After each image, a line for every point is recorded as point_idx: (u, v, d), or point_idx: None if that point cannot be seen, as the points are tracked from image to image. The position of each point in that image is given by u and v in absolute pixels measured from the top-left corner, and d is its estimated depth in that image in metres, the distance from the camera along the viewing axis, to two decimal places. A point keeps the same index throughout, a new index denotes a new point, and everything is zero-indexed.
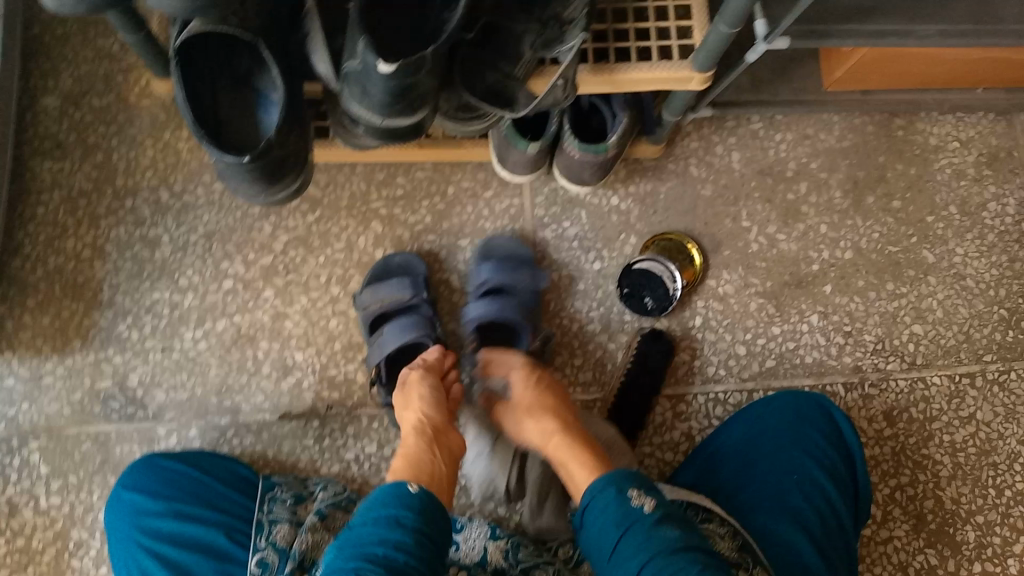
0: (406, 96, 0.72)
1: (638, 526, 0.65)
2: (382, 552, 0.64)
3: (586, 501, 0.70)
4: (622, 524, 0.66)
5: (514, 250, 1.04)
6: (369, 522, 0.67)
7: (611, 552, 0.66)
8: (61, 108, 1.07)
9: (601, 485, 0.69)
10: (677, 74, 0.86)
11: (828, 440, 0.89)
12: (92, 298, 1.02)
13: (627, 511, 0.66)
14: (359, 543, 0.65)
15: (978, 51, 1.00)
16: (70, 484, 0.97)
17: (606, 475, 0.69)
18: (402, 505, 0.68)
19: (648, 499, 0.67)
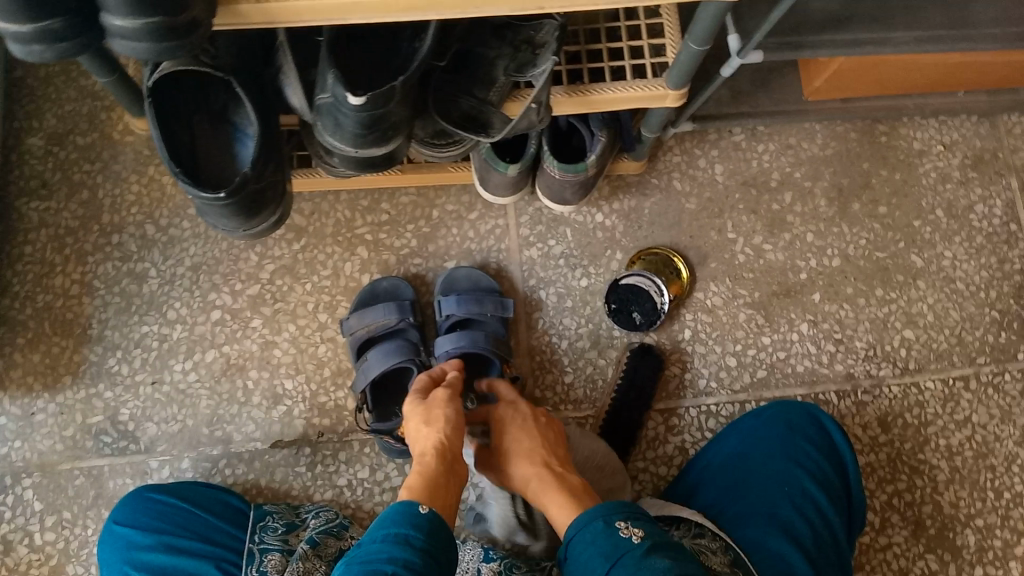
0: (378, 126, 0.73)
1: (626, 557, 0.62)
2: (390, 569, 0.62)
3: (572, 536, 0.67)
4: (610, 555, 0.63)
5: (477, 282, 1.04)
6: (377, 540, 0.65)
7: None
8: (46, 148, 1.08)
9: (590, 517, 0.66)
10: (653, 91, 0.87)
11: (820, 451, 0.89)
12: (82, 334, 1.03)
13: (616, 543, 0.64)
14: (367, 560, 0.63)
15: (957, 55, 1.01)
16: (64, 520, 0.97)
17: (595, 508, 0.67)
18: (409, 523, 0.66)
19: (637, 531, 0.64)
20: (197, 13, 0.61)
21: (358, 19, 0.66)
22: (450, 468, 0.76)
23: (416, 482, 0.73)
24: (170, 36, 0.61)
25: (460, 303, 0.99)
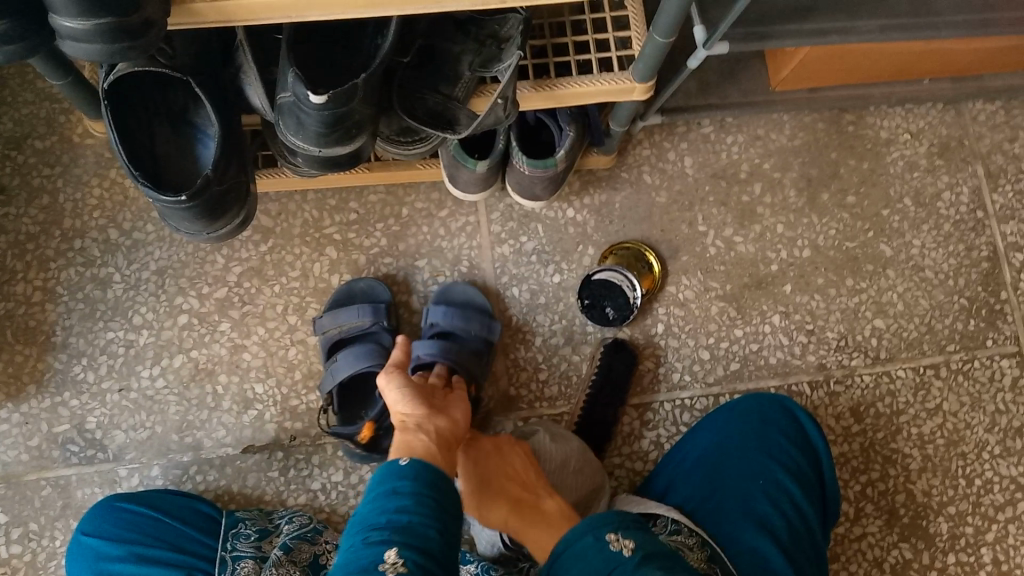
0: (341, 125, 0.72)
1: (619, 572, 0.59)
2: (386, 518, 0.62)
3: (561, 549, 0.64)
4: (604, 572, 0.60)
5: (471, 300, 1.03)
6: (369, 499, 0.65)
7: None
8: (3, 152, 1.05)
9: (580, 531, 0.64)
10: (620, 85, 0.87)
11: (792, 443, 0.89)
12: (45, 342, 1.01)
13: (608, 558, 0.61)
14: (364, 517, 0.63)
15: (922, 43, 1.01)
16: (31, 532, 0.96)
17: (585, 519, 0.64)
18: (398, 474, 0.66)
19: (628, 543, 0.62)
20: (150, 13, 0.60)
21: (317, 16, 0.65)
22: (433, 430, 0.75)
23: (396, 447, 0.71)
24: (122, 36, 0.59)
25: (445, 315, 0.99)
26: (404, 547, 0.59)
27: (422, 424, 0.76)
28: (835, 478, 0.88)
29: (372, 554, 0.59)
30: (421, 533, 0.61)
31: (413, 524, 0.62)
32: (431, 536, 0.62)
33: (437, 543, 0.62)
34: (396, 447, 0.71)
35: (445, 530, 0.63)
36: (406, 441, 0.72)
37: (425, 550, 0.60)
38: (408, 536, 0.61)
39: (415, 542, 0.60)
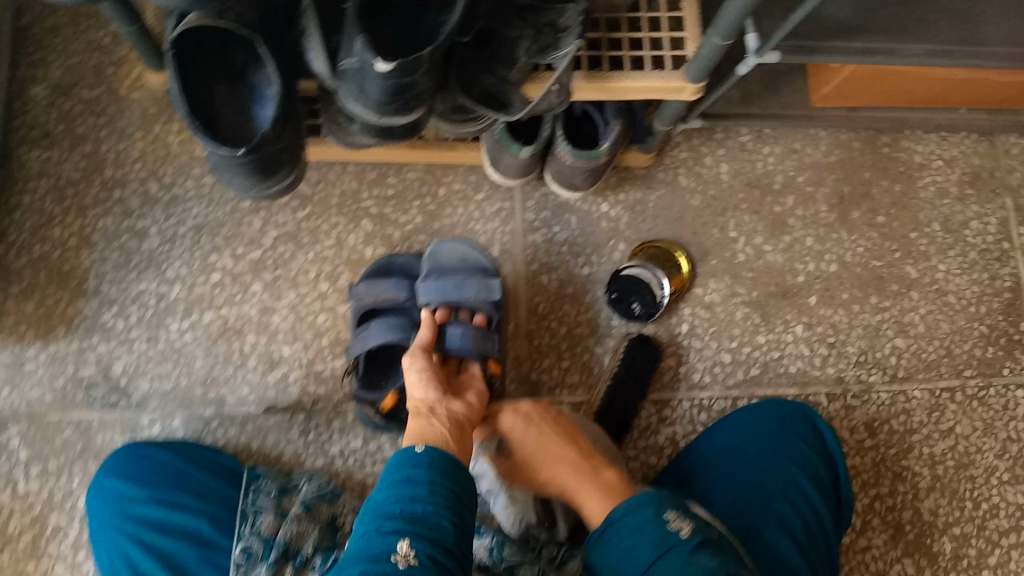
0: (403, 94, 0.73)
1: (676, 549, 0.64)
2: (400, 509, 0.66)
3: (619, 516, 0.69)
4: (661, 544, 0.65)
5: (462, 257, 1.02)
6: (384, 488, 0.68)
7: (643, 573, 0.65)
8: (51, 99, 1.07)
9: (639, 504, 0.69)
10: (672, 84, 0.88)
11: (811, 447, 0.90)
12: (78, 287, 1.02)
13: (666, 534, 0.65)
14: (378, 506, 0.67)
15: (963, 72, 1.03)
16: (50, 470, 0.97)
17: (647, 495, 0.69)
18: (411, 464, 0.69)
19: (686, 524, 0.66)
20: None
21: None
22: (444, 415, 0.80)
23: (413, 430, 0.76)
24: None
25: (439, 288, 0.97)
26: (415, 539, 0.63)
27: (439, 411, 0.81)
28: (851, 484, 0.89)
29: (385, 544, 0.63)
30: (433, 524, 0.65)
31: (426, 515, 0.65)
32: (445, 528, 0.65)
33: (451, 535, 0.65)
34: (414, 429, 0.77)
35: (460, 522, 0.66)
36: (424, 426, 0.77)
37: (438, 542, 0.64)
38: (421, 528, 0.64)
39: (427, 533, 0.64)
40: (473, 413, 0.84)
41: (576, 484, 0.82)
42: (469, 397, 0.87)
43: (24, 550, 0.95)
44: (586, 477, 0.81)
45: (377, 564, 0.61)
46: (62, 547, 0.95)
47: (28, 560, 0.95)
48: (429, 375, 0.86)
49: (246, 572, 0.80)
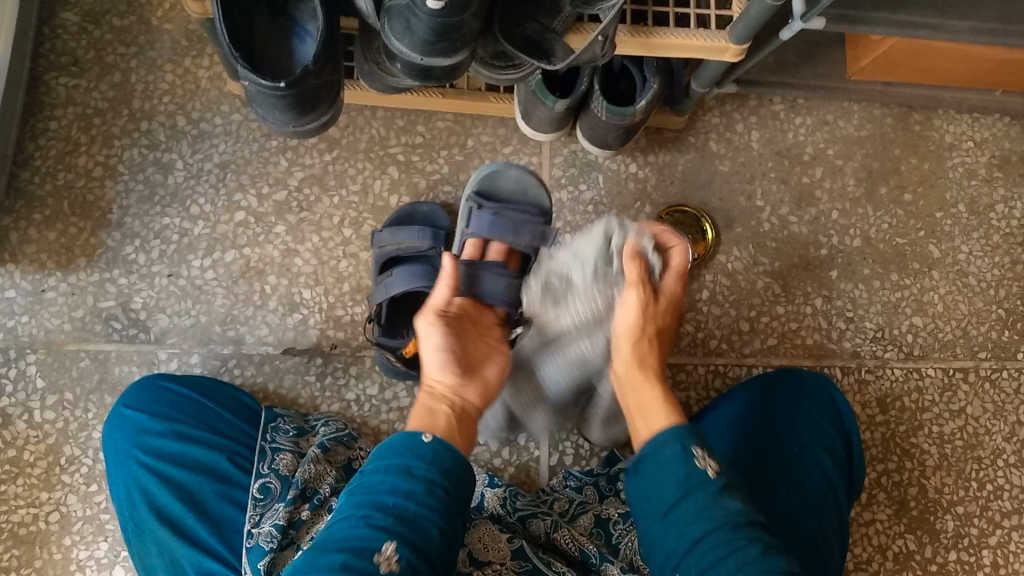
0: (450, 35, 0.73)
1: (702, 490, 0.63)
2: (391, 502, 0.58)
3: (646, 452, 0.67)
4: (685, 482, 0.63)
5: (524, 188, 0.96)
6: (379, 469, 0.61)
7: (667, 511, 0.64)
8: (81, 25, 1.06)
9: (668, 438, 0.66)
10: (716, 43, 0.87)
11: (828, 415, 0.90)
12: (100, 218, 1.02)
13: (691, 473, 0.64)
14: (369, 490, 0.60)
15: (1004, 51, 1.02)
16: (66, 401, 0.97)
17: (676, 428, 0.67)
18: (412, 451, 0.62)
19: (713, 463, 0.65)
20: None
21: None
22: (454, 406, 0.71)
23: (419, 417, 0.69)
24: None
25: (491, 225, 0.91)
26: (401, 544, 0.56)
27: (451, 395, 0.73)
28: (864, 455, 0.89)
29: (370, 539, 0.56)
30: (423, 530, 0.58)
31: (417, 517, 0.58)
32: (432, 535, 0.58)
33: (437, 543, 0.58)
34: (420, 417, 0.69)
35: (449, 531, 0.59)
36: (431, 415, 0.69)
37: (423, 552, 0.57)
38: (409, 530, 0.57)
39: (414, 539, 0.57)
40: (488, 397, 0.75)
41: (655, 396, 0.72)
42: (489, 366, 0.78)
43: (37, 478, 0.95)
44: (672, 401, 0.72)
45: (357, 560, 0.55)
46: (75, 478, 0.95)
47: (41, 489, 0.95)
48: (447, 341, 0.75)
49: (262, 508, 0.79)
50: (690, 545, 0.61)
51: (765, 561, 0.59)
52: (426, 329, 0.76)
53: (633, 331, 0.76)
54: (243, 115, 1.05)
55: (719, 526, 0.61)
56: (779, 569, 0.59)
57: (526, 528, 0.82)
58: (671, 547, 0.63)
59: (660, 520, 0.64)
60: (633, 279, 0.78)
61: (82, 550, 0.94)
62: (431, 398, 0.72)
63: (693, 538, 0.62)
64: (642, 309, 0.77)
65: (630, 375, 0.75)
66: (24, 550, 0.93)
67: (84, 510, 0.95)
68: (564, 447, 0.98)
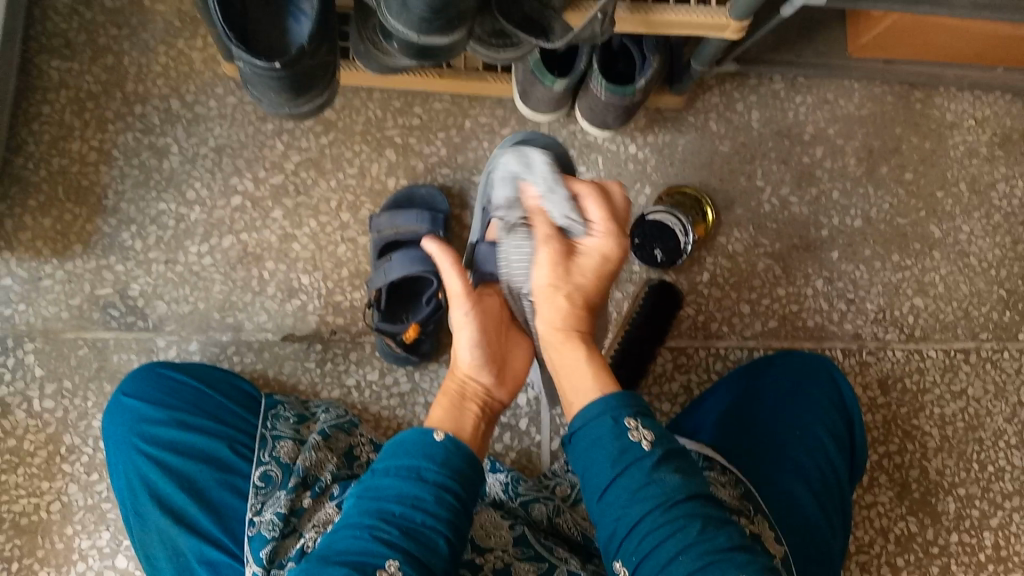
0: (445, 11, 0.72)
1: (637, 465, 0.59)
2: (399, 512, 0.58)
3: (577, 426, 0.62)
4: (620, 459, 0.59)
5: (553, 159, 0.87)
6: (390, 473, 0.60)
7: (602, 493, 0.60)
8: (72, 6, 1.04)
9: (600, 410, 0.62)
10: (717, 21, 0.87)
11: (830, 403, 0.90)
12: (96, 204, 1.01)
13: (625, 447, 0.59)
14: (377, 496, 0.59)
15: (1007, 27, 1.01)
16: (65, 389, 0.96)
17: (606, 400, 0.62)
18: (423, 453, 0.61)
19: (648, 433, 0.60)
20: None
21: None
22: (478, 403, 0.70)
23: (447, 416, 0.67)
24: None
25: None
26: (406, 562, 0.55)
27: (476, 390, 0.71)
28: (866, 439, 0.89)
29: (374, 555, 0.55)
30: (429, 544, 0.57)
31: (423, 527, 0.57)
32: (438, 548, 0.57)
33: (443, 557, 0.58)
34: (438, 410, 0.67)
35: (456, 543, 0.59)
36: (464, 417, 0.67)
37: (427, 567, 0.56)
38: (415, 545, 0.56)
39: (419, 554, 0.56)
40: (511, 389, 0.74)
41: (580, 362, 0.67)
42: (512, 355, 0.75)
43: (38, 467, 0.95)
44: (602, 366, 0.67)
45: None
46: (76, 467, 0.95)
47: (43, 478, 0.95)
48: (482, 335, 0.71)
49: (264, 496, 0.79)
50: (629, 529, 0.58)
51: (708, 541, 0.56)
52: (459, 319, 0.70)
53: (552, 289, 0.70)
54: (238, 98, 1.04)
55: (658, 506, 0.57)
56: (722, 547, 0.56)
57: (528, 513, 0.81)
58: (610, 531, 0.59)
59: (597, 502, 0.60)
60: (542, 235, 0.71)
61: (83, 540, 0.94)
62: (463, 395, 0.70)
63: (632, 521, 0.58)
64: (558, 266, 0.70)
65: (556, 331, 0.70)
66: (26, 540, 0.93)
67: (86, 499, 0.95)
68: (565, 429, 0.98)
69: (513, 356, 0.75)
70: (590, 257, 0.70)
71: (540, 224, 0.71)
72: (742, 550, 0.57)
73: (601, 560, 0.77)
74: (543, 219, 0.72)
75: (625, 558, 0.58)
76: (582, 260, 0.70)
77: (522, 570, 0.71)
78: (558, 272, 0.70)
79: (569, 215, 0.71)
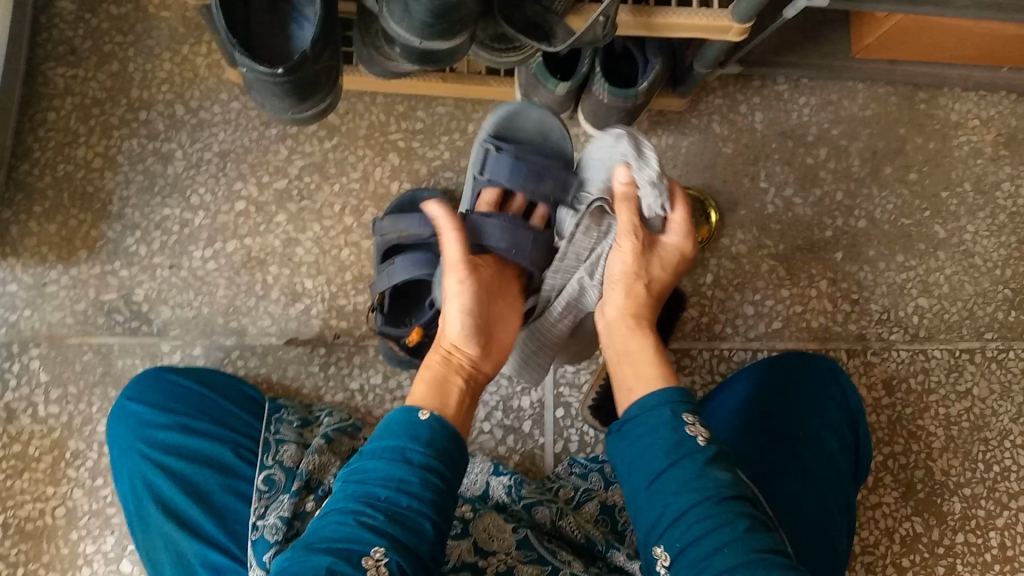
0: (448, 17, 0.72)
1: (690, 459, 0.59)
2: (383, 496, 0.57)
3: (632, 414, 0.64)
4: (674, 450, 0.60)
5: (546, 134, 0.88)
6: (375, 455, 0.60)
7: (651, 482, 0.60)
8: (77, 14, 1.04)
9: (659, 401, 0.63)
10: (718, 23, 0.86)
11: (841, 408, 0.90)
12: (100, 210, 1.01)
13: (680, 440, 0.60)
14: (362, 480, 0.59)
15: (1011, 27, 1.00)
16: (70, 394, 0.97)
17: (666, 393, 0.63)
18: (409, 434, 0.61)
19: (704, 430, 0.61)
20: None
21: None
22: (466, 375, 0.71)
23: (433, 389, 0.67)
24: None
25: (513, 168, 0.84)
26: (393, 547, 0.54)
27: (465, 363, 0.72)
28: (871, 443, 0.90)
29: (361, 539, 0.54)
30: (415, 528, 0.56)
31: (408, 510, 0.57)
32: (424, 532, 0.57)
33: (429, 541, 0.57)
34: (424, 382, 0.68)
35: (442, 526, 0.58)
36: (448, 390, 0.68)
37: (413, 551, 0.55)
38: (401, 530, 0.56)
39: (405, 537, 0.56)
40: (498, 362, 0.75)
41: (648, 347, 0.70)
42: (501, 330, 0.76)
43: (43, 473, 0.95)
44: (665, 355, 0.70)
45: (344, 564, 0.53)
46: (81, 472, 0.96)
47: (48, 483, 0.95)
48: (472, 304, 0.72)
49: (268, 500, 0.79)
50: (676, 517, 0.58)
51: (752, 540, 0.56)
52: (452, 287, 0.72)
53: (633, 275, 0.73)
54: (241, 103, 1.04)
55: (707, 498, 0.58)
56: (766, 547, 0.56)
57: (531, 516, 0.81)
58: (656, 517, 0.59)
59: (645, 491, 0.61)
60: (626, 226, 0.74)
61: (89, 544, 0.94)
62: (450, 366, 0.71)
63: (680, 509, 0.58)
64: (641, 253, 0.74)
65: (628, 317, 0.72)
66: (31, 545, 0.94)
67: (90, 504, 0.95)
68: (569, 434, 0.98)
69: (502, 332, 0.76)
70: (667, 252, 0.76)
71: (625, 210, 0.75)
72: (783, 553, 0.56)
73: (604, 564, 0.77)
74: (632, 202, 0.76)
75: (668, 545, 0.58)
76: (660, 252, 0.76)
77: (526, 572, 0.71)
78: (640, 258, 0.74)
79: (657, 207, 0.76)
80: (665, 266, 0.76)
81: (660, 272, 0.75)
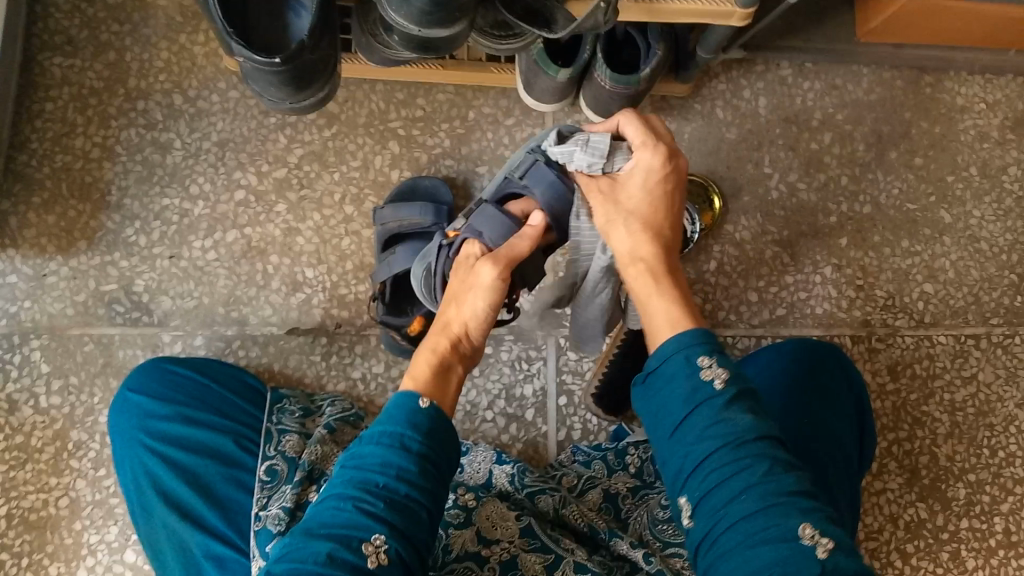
0: (446, 5, 0.71)
1: (707, 405, 0.56)
2: (382, 483, 0.56)
3: (653, 366, 0.60)
4: (691, 398, 0.56)
5: None
6: (373, 440, 0.58)
7: (673, 431, 0.57)
8: (73, 3, 1.04)
9: (674, 348, 0.59)
10: (721, 8, 0.85)
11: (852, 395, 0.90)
12: (99, 200, 1.01)
13: (697, 385, 0.57)
14: (360, 465, 0.57)
15: (1018, 8, 0.99)
16: (71, 385, 0.97)
17: (683, 337, 0.59)
18: (409, 423, 0.59)
19: (721, 372, 0.57)
20: None
21: None
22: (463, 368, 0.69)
23: (436, 381, 0.65)
24: None
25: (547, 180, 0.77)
26: (392, 535, 0.54)
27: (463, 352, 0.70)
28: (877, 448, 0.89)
29: (360, 527, 0.53)
30: (413, 516, 0.55)
31: (407, 500, 0.55)
32: (421, 521, 0.56)
33: (425, 528, 0.56)
34: (432, 375, 0.65)
35: (436, 513, 0.57)
36: (447, 381, 0.66)
37: (410, 540, 0.55)
38: (402, 519, 0.55)
39: (402, 525, 0.54)
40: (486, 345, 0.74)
41: (658, 290, 0.65)
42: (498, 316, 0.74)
43: (45, 463, 0.95)
44: (681, 296, 0.64)
45: (345, 551, 0.52)
46: (83, 462, 0.96)
47: (50, 474, 0.95)
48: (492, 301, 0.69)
49: (270, 490, 0.78)
50: (695, 466, 0.55)
51: (773, 483, 0.53)
52: (488, 279, 0.68)
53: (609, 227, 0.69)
54: (240, 92, 1.03)
55: (725, 444, 0.54)
56: (788, 491, 0.53)
57: (535, 505, 0.81)
58: (678, 467, 0.57)
59: (668, 441, 0.58)
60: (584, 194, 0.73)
61: (92, 534, 0.94)
62: (453, 354, 0.69)
63: (698, 458, 0.55)
64: (606, 204, 0.71)
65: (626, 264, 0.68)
66: (35, 536, 0.93)
67: (94, 494, 0.95)
68: (572, 422, 0.97)
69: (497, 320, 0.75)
70: (634, 177, 0.71)
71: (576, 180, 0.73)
72: (807, 495, 0.53)
73: (608, 552, 0.76)
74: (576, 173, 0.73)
75: (689, 495, 0.56)
76: (627, 186, 0.71)
77: (531, 563, 0.71)
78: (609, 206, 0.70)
79: (587, 155, 0.72)
80: (644, 196, 0.70)
81: (644, 206, 0.69)
